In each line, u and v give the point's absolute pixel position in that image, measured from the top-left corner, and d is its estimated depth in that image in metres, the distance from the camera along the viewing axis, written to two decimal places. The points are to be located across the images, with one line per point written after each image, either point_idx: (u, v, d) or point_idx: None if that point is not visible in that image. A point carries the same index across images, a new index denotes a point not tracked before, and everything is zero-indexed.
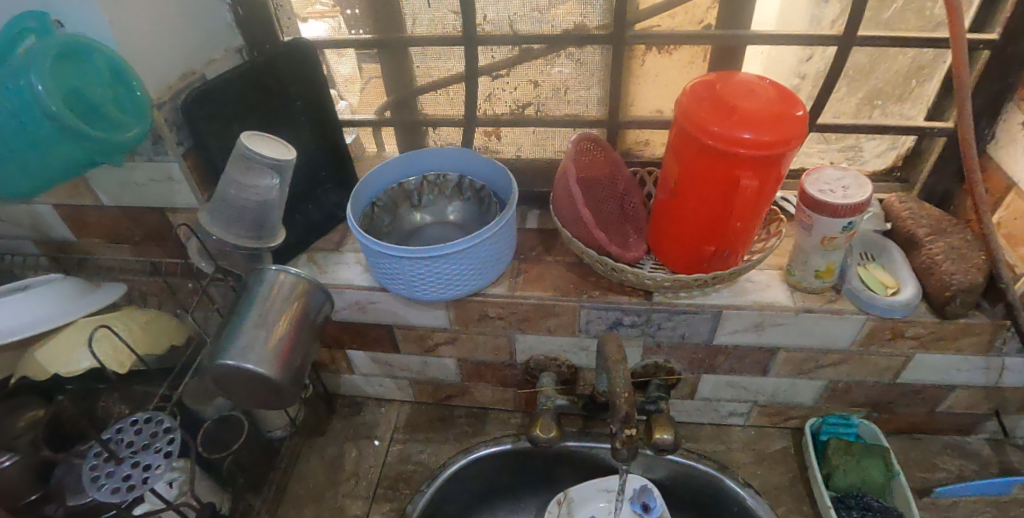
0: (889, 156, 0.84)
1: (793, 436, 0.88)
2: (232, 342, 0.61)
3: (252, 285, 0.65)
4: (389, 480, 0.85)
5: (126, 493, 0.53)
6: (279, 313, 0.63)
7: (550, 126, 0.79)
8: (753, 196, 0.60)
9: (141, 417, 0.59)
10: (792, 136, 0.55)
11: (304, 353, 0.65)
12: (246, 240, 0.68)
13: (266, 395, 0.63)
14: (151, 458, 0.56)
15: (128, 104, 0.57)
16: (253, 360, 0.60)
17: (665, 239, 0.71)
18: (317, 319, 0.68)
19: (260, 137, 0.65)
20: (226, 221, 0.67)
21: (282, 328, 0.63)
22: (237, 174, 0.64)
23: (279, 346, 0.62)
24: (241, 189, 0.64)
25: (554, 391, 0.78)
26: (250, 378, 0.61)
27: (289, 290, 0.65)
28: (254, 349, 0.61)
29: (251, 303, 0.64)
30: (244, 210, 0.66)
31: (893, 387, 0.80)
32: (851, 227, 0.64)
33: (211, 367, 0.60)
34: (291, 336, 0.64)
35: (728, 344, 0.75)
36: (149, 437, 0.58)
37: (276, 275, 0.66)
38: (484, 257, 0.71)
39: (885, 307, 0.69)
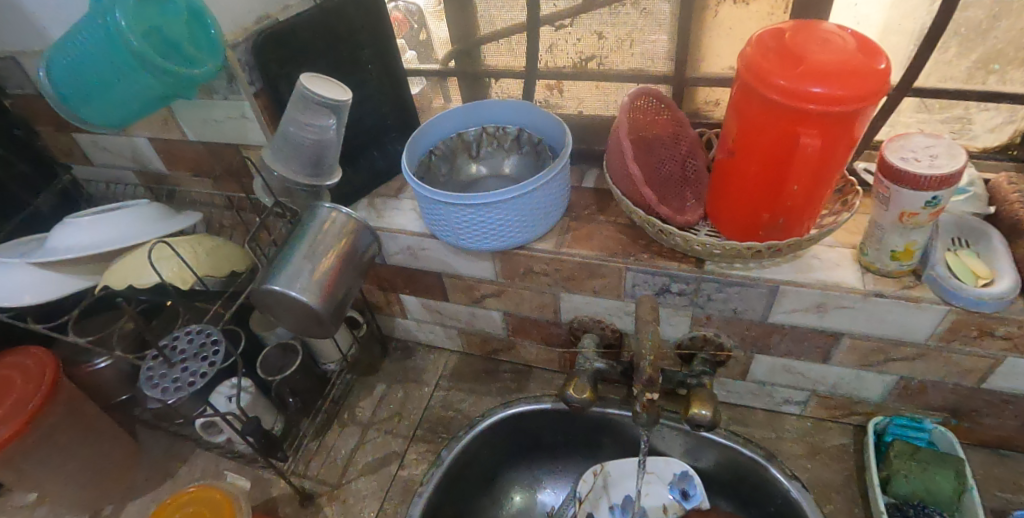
0: (1006, 131, 0.73)
1: (857, 434, 0.81)
2: (282, 269, 0.67)
3: (306, 219, 0.70)
4: (428, 423, 0.88)
5: (173, 391, 0.65)
6: (327, 248, 0.68)
7: (612, 81, 0.76)
8: (814, 158, 0.55)
9: (192, 331, 0.71)
10: (866, 92, 0.50)
11: (346, 289, 0.71)
12: (302, 177, 0.72)
13: (308, 323, 0.69)
14: (197, 365, 0.67)
15: (203, 41, 0.61)
16: (299, 289, 0.66)
17: (719, 203, 0.67)
18: (363, 259, 0.73)
19: (319, 78, 0.68)
20: (286, 158, 0.71)
21: (327, 263, 0.68)
22: (297, 113, 0.68)
23: (322, 280, 0.67)
24: (301, 126, 0.68)
25: (594, 353, 0.76)
26: (293, 305, 0.67)
27: (339, 228, 0.70)
28: (300, 278, 0.67)
29: (303, 235, 0.69)
30: (303, 147, 0.70)
31: (978, 392, 0.71)
32: (937, 202, 0.58)
33: (260, 290, 0.67)
34: (336, 271, 0.69)
35: (785, 323, 0.70)
36: (197, 348, 0.69)
37: (328, 213, 0.70)
38: (529, 210, 0.70)
39: (974, 298, 0.61)
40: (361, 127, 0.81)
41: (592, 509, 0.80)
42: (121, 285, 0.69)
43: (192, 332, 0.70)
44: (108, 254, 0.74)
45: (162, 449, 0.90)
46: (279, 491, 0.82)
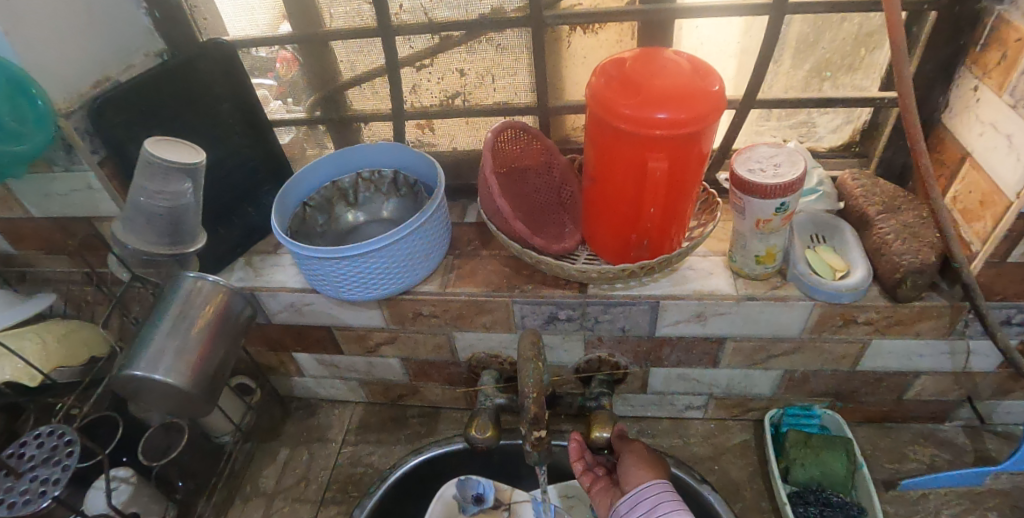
0: (845, 130, 0.79)
1: (755, 428, 0.84)
2: (142, 352, 0.61)
3: (168, 292, 0.65)
4: (338, 483, 0.83)
5: (23, 507, 0.56)
6: (193, 322, 0.64)
7: (479, 116, 0.77)
8: (666, 179, 0.57)
9: (44, 432, 0.62)
10: (705, 115, 0.53)
11: (220, 361, 0.66)
12: (162, 248, 0.67)
13: (180, 404, 0.63)
14: (50, 471, 0.58)
15: (30, 114, 0.57)
16: (163, 370, 0.60)
17: (591, 227, 0.68)
18: (237, 326, 0.69)
19: (166, 142, 0.64)
20: (142, 230, 0.66)
21: (195, 338, 0.63)
22: (144, 180, 0.63)
23: (192, 356, 0.63)
24: (152, 195, 0.63)
25: (495, 389, 0.75)
26: (160, 389, 0.61)
27: (206, 298, 0.66)
28: (164, 358, 0.61)
29: (165, 312, 0.64)
30: (157, 217, 0.64)
31: (854, 375, 0.75)
32: (785, 207, 0.60)
33: (119, 377, 0.61)
34: (205, 345, 0.64)
35: (671, 335, 0.72)
36: (49, 451, 0.60)
37: (192, 283, 0.65)
38: (409, 254, 0.69)
39: (832, 291, 0.64)
40: (228, 184, 0.77)
41: None
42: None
43: (42, 435, 0.61)
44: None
45: None
46: None
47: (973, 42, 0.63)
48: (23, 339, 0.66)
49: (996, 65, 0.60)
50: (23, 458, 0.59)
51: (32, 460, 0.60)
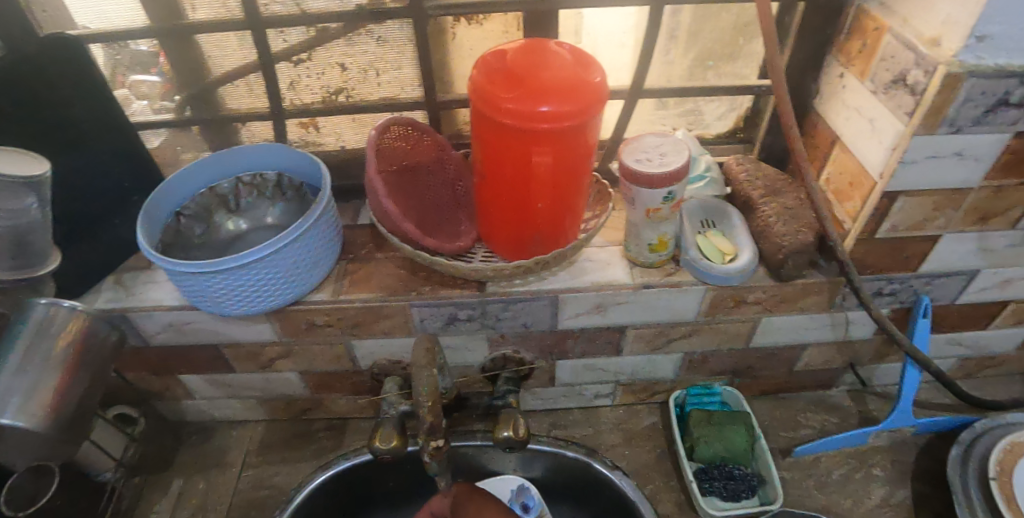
0: (730, 117, 0.82)
1: (662, 410, 0.86)
2: None
3: (13, 321, 0.57)
4: (241, 510, 0.78)
5: None
6: (49, 354, 0.56)
7: (366, 113, 0.73)
8: (552, 173, 0.57)
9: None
10: (589, 107, 0.53)
11: (82, 396, 0.59)
12: (3, 276, 0.57)
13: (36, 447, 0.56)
14: None
15: None
16: (13, 412, 0.53)
17: (485, 225, 0.67)
18: (101, 354, 0.62)
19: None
20: None
21: (51, 372, 0.56)
22: None
23: (47, 394, 0.55)
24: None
25: (399, 396, 0.73)
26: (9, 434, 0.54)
27: (64, 325, 0.58)
28: (13, 398, 0.54)
29: (11, 345, 0.56)
30: None
31: (748, 352, 0.78)
32: (673, 196, 0.62)
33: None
34: (65, 378, 0.57)
35: (574, 328, 0.72)
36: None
37: (44, 310, 0.58)
38: (296, 263, 0.64)
39: (721, 275, 0.67)
40: (87, 196, 0.69)
41: None
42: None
43: None
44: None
45: None
46: None
47: (837, 31, 0.67)
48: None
49: (858, 53, 0.63)
50: None
51: None
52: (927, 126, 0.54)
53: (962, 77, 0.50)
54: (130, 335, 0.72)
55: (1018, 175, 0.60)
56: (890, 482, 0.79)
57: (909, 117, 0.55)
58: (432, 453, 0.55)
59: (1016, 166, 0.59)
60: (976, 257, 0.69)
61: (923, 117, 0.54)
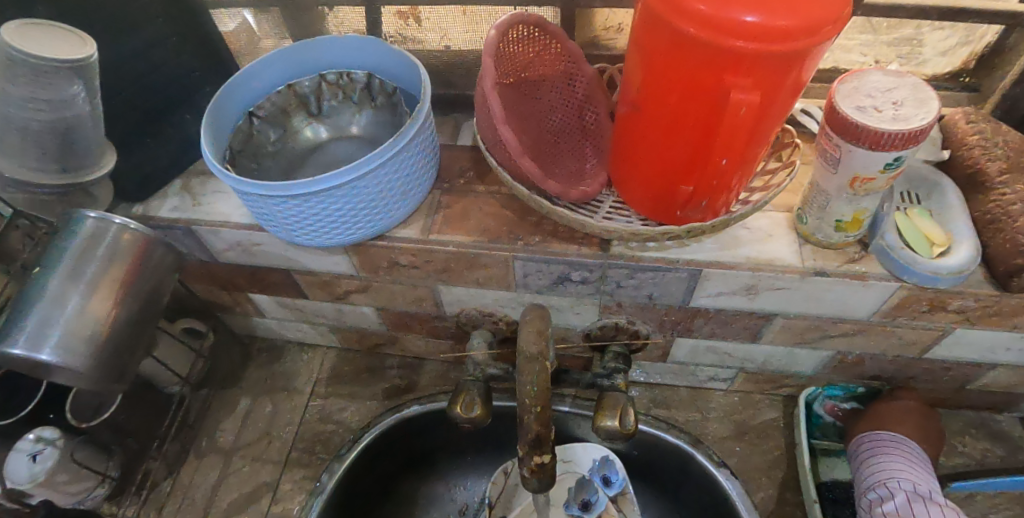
0: (957, 54, 0.60)
1: (784, 405, 0.73)
2: (24, 317, 0.45)
3: (58, 234, 0.47)
4: (305, 442, 0.74)
5: None
6: (96, 281, 0.47)
7: (483, 4, 0.57)
8: (747, 118, 0.39)
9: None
10: (823, 20, 0.34)
11: (134, 329, 0.50)
12: (51, 177, 0.49)
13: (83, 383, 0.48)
14: None
15: None
16: (52, 346, 0.44)
17: (626, 171, 0.51)
18: (157, 281, 0.52)
19: (35, 25, 0.44)
20: (17, 154, 0.47)
21: (97, 303, 0.47)
22: (11, 82, 0.43)
23: (92, 329, 0.46)
24: (28, 107, 0.45)
25: (486, 356, 0.63)
26: (48, 371, 0.46)
27: (112, 247, 0.48)
28: (53, 330, 0.45)
29: (52, 268, 0.46)
30: (36, 134, 0.46)
31: (918, 362, 0.62)
32: (899, 163, 0.43)
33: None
34: (113, 309, 0.48)
35: (709, 307, 0.58)
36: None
37: (88, 230, 0.47)
38: (383, 192, 0.52)
39: (928, 274, 0.49)
40: (151, 84, 0.58)
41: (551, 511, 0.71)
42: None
43: None
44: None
45: None
46: None
47: None
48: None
49: None
50: None
51: None
52: None
53: None
54: (198, 248, 0.64)
55: None
56: None
57: None
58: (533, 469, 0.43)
59: None
60: None
61: None
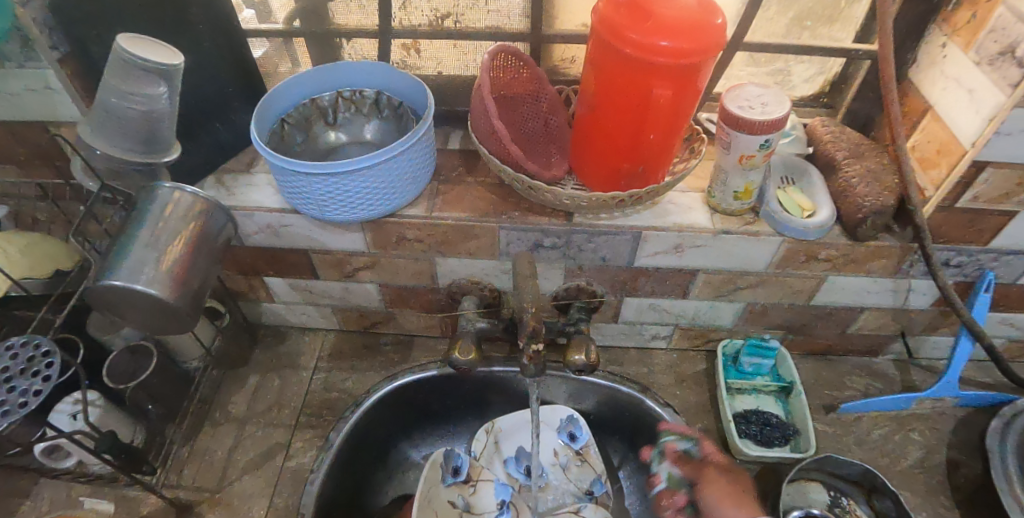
0: (816, 81, 0.81)
1: (711, 358, 0.91)
2: (121, 260, 0.55)
3: (141, 202, 0.58)
4: (313, 408, 0.84)
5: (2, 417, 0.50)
6: (175, 233, 0.57)
7: (470, 39, 0.74)
8: (667, 110, 0.58)
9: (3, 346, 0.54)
10: (711, 46, 0.53)
11: (203, 277, 0.60)
12: (132, 156, 0.60)
13: (163, 320, 0.57)
14: (25, 382, 0.52)
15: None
16: (145, 281, 0.54)
17: (581, 158, 0.69)
18: (219, 241, 0.63)
19: (139, 39, 0.57)
20: (111, 136, 0.59)
21: (177, 250, 0.57)
22: (118, 80, 0.56)
23: (175, 269, 0.56)
24: (125, 97, 0.57)
25: (476, 314, 0.76)
26: (139, 301, 0.55)
27: (186, 209, 0.59)
28: (145, 269, 0.55)
29: (140, 222, 0.57)
30: (129, 121, 0.58)
31: (807, 308, 0.81)
32: (768, 145, 0.63)
33: (97, 288, 0.54)
34: (188, 256, 0.58)
35: (649, 266, 0.75)
36: (23, 363, 0.54)
37: (167, 193, 0.58)
38: (399, 173, 0.67)
39: (800, 228, 0.69)
40: (199, 96, 0.71)
41: (489, 464, 0.88)
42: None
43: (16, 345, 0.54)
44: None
45: None
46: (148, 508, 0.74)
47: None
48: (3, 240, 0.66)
49: (965, 24, 0.61)
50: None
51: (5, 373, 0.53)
52: None
53: None
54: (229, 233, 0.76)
55: None
56: (929, 447, 0.81)
57: (1013, 88, 0.54)
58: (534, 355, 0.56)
59: None
60: None
61: None
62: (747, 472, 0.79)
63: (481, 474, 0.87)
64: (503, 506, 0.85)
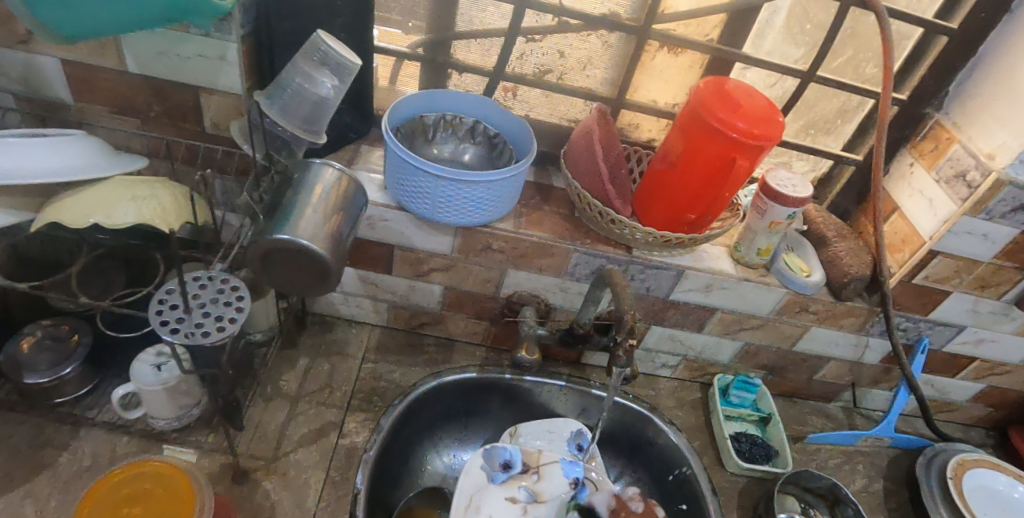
0: (808, 175, 1.03)
1: (704, 389, 1.07)
2: (287, 218, 0.64)
3: (301, 175, 0.69)
4: (362, 393, 0.90)
5: (184, 338, 0.55)
6: (328, 202, 0.68)
7: (564, 93, 0.90)
8: (734, 176, 0.75)
9: (202, 275, 0.62)
10: (777, 134, 0.72)
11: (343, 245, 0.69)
12: (292, 128, 0.70)
13: (309, 275, 0.66)
14: (210, 316, 0.58)
15: None
16: (309, 237, 0.63)
17: (647, 206, 0.85)
18: (354, 219, 0.72)
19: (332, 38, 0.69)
20: (284, 108, 0.70)
21: (330, 216, 0.67)
22: (306, 64, 0.68)
23: (328, 231, 0.66)
24: (307, 79, 0.69)
25: (535, 322, 0.88)
26: (300, 255, 0.64)
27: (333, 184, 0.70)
28: (306, 228, 0.64)
29: (301, 190, 0.68)
30: (303, 100, 0.70)
31: (789, 353, 1.00)
32: (792, 216, 0.83)
33: (265, 240, 0.63)
34: (337, 223, 0.68)
35: (680, 300, 0.91)
36: (214, 293, 0.60)
37: (322, 168, 0.71)
38: (505, 191, 0.79)
39: (801, 284, 0.88)
40: None
41: None
42: (82, 222, 0.61)
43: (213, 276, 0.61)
44: (41, 189, 0.67)
45: (30, 438, 0.75)
46: (204, 469, 0.76)
47: (914, 133, 0.92)
48: (154, 189, 0.66)
49: (928, 152, 0.89)
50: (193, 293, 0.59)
51: (195, 296, 0.59)
52: (973, 210, 0.82)
53: (1005, 183, 0.78)
54: None
55: (1013, 259, 0.88)
56: (869, 476, 1.01)
57: (962, 202, 0.82)
58: (625, 349, 0.71)
59: (1015, 253, 0.87)
60: (968, 316, 0.96)
61: (973, 205, 0.81)
62: (737, 484, 0.94)
63: (543, 460, 0.85)
64: (580, 484, 0.81)
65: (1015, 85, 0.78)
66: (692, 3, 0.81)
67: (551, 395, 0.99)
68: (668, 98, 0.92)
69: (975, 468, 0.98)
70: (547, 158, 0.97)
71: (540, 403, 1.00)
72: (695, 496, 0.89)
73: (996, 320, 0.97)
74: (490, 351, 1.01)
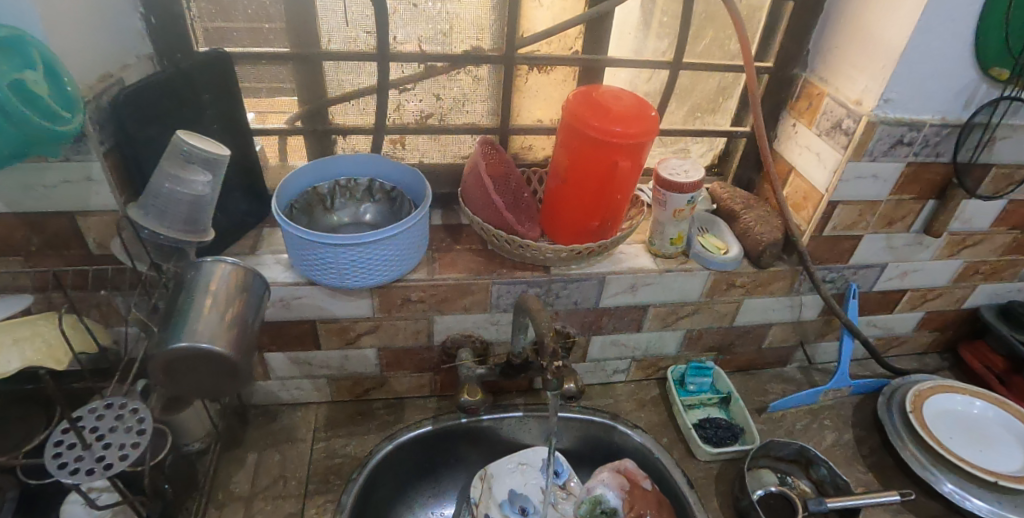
0: (708, 155, 1.07)
1: (662, 384, 1.07)
2: (183, 327, 0.63)
3: (190, 278, 0.67)
4: (319, 475, 0.88)
5: (88, 476, 0.53)
6: (227, 299, 0.66)
7: (451, 133, 0.92)
8: (625, 176, 0.77)
9: (100, 406, 0.60)
10: (651, 129, 0.73)
11: (249, 339, 0.67)
12: (174, 233, 0.70)
13: (219, 377, 0.64)
14: (112, 447, 0.56)
15: (61, 97, 0.58)
16: (209, 339, 0.62)
17: (555, 223, 0.86)
18: (258, 309, 0.71)
19: (193, 133, 0.68)
20: (161, 216, 0.69)
21: (230, 313, 0.66)
22: (173, 168, 0.67)
23: (229, 330, 0.64)
24: (177, 183, 0.67)
25: (473, 362, 0.88)
26: (202, 360, 0.62)
27: (228, 279, 0.69)
28: (206, 330, 0.63)
29: (193, 292, 0.66)
30: (178, 205, 0.68)
31: (731, 329, 1.02)
32: (693, 201, 0.85)
33: (162, 353, 0.61)
34: (239, 318, 0.66)
35: (611, 306, 0.92)
36: (114, 421, 0.59)
37: (214, 265, 0.69)
38: (409, 242, 0.78)
39: (720, 262, 0.89)
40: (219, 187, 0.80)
41: (486, 510, 0.88)
42: None
43: (110, 407, 0.60)
44: None
45: None
46: None
47: (789, 96, 0.96)
48: (37, 327, 0.68)
49: (805, 110, 0.93)
50: (90, 428, 0.57)
51: (94, 432, 0.58)
52: (856, 155, 0.84)
53: (876, 124, 0.81)
54: None
55: (908, 192, 0.92)
56: (838, 429, 1.02)
57: (844, 150, 0.85)
58: (554, 372, 0.71)
59: (907, 186, 0.91)
60: (886, 253, 1.00)
61: (854, 150, 0.84)
62: (711, 470, 0.93)
63: None
64: None
65: (859, 33, 0.83)
66: (547, 21, 0.84)
67: (513, 428, 0.97)
68: (552, 114, 0.95)
69: (932, 396, 1.00)
70: (453, 199, 0.98)
71: (505, 438, 0.99)
72: (673, 493, 0.89)
73: (912, 250, 1.01)
74: (442, 400, 1.00)
